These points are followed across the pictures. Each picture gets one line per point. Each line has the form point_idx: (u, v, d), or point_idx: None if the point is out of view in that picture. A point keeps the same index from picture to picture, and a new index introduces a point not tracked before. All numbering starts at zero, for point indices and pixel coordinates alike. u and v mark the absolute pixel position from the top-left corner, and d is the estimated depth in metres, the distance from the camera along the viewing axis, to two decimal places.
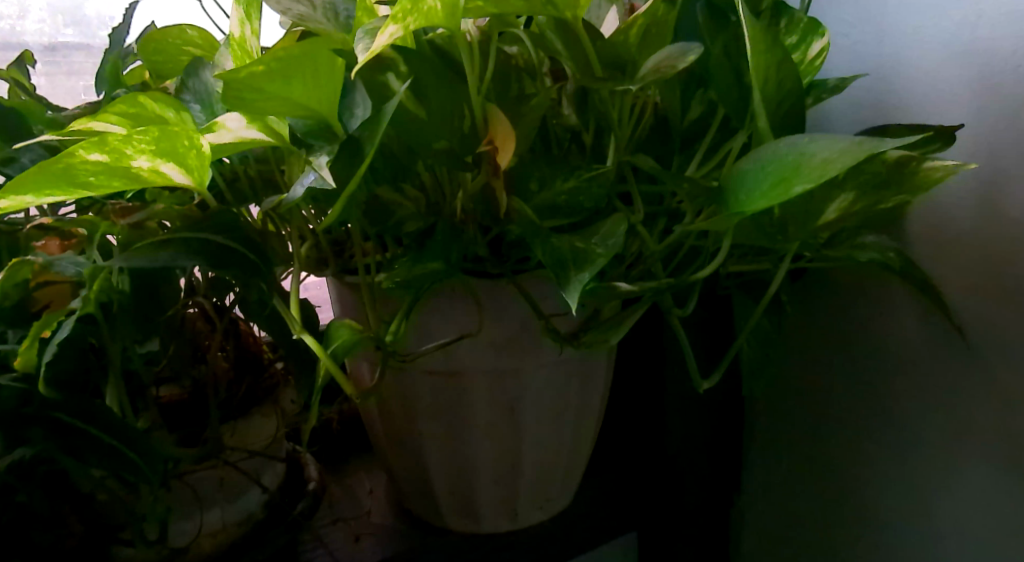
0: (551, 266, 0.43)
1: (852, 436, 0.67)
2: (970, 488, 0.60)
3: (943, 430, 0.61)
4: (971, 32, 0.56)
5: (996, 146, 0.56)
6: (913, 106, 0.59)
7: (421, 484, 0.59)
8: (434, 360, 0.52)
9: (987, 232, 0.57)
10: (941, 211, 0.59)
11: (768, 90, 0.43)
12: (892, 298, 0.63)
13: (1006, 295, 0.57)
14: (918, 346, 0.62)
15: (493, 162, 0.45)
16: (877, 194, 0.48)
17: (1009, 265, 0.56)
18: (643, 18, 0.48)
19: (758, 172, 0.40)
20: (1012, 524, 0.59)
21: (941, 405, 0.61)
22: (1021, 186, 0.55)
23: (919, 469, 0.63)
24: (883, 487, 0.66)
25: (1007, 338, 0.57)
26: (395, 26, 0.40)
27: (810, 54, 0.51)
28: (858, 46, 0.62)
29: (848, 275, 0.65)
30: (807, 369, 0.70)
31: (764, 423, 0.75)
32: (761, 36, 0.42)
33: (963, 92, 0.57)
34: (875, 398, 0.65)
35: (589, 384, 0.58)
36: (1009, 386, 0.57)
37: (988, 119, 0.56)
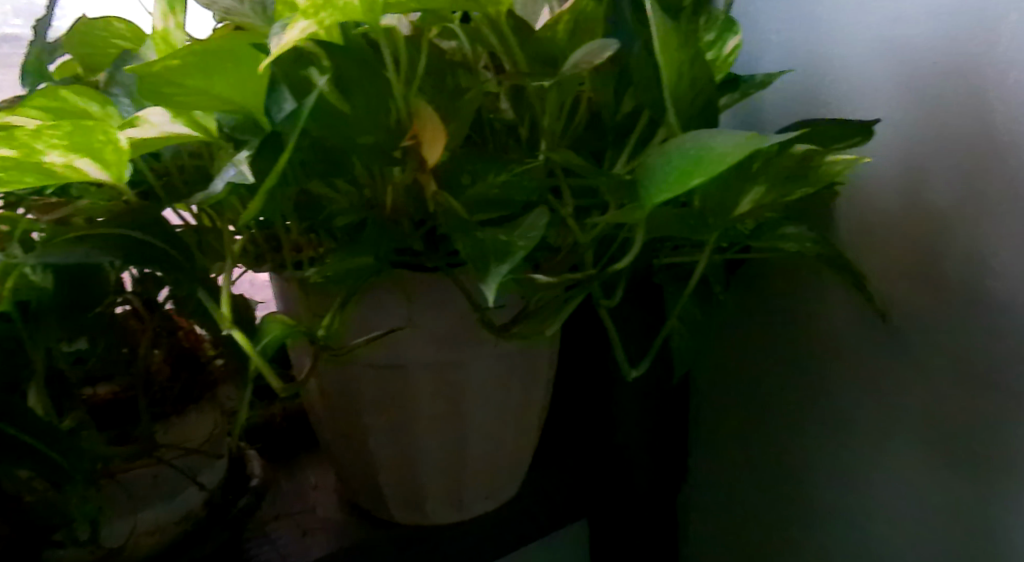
0: (472, 257, 0.43)
1: (791, 419, 0.69)
2: (904, 475, 0.62)
3: (876, 420, 0.63)
4: (891, 27, 0.57)
5: (914, 138, 0.57)
6: (839, 100, 0.61)
7: (368, 477, 0.60)
8: (375, 354, 0.53)
9: (911, 221, 0.58)
10: (866, 200, 0.61)
11: (678, 84, 0.43)
12: (823, 286, 0.64)
13: (928, 282, 0.58)
14: (846, 332, 0.64)
15: (420, 156, 0.43)
16: (787, 186, 0.49)
17: (931, 255, 0.58)
18: (569, 14, 0.49)
19: (664, 166, 0.41)
20: (947, 509, 0.60)
21: (872, 389, 0.63)
22: (938, 175, 0.57)
23: (852, 452, 0.65)
24: (826, 475, 0.67)
25: (928, 323, 0.59)
26: (306, 21, 0.40)
27: (724, 50, 0.52)
28: (788, 41, 0.64)
29: (784, 268, 0.67)
30: (741, 356, 0.72)
31: (709, 411, 0.76)
32: (668, 31, 0.42)
33: (887, 88, 0.58)
34: (811, 387, 0.67)
35: (530, 375, 0.58)
36: (930, 368, 0.59)
37: (904, 112, 0.57)
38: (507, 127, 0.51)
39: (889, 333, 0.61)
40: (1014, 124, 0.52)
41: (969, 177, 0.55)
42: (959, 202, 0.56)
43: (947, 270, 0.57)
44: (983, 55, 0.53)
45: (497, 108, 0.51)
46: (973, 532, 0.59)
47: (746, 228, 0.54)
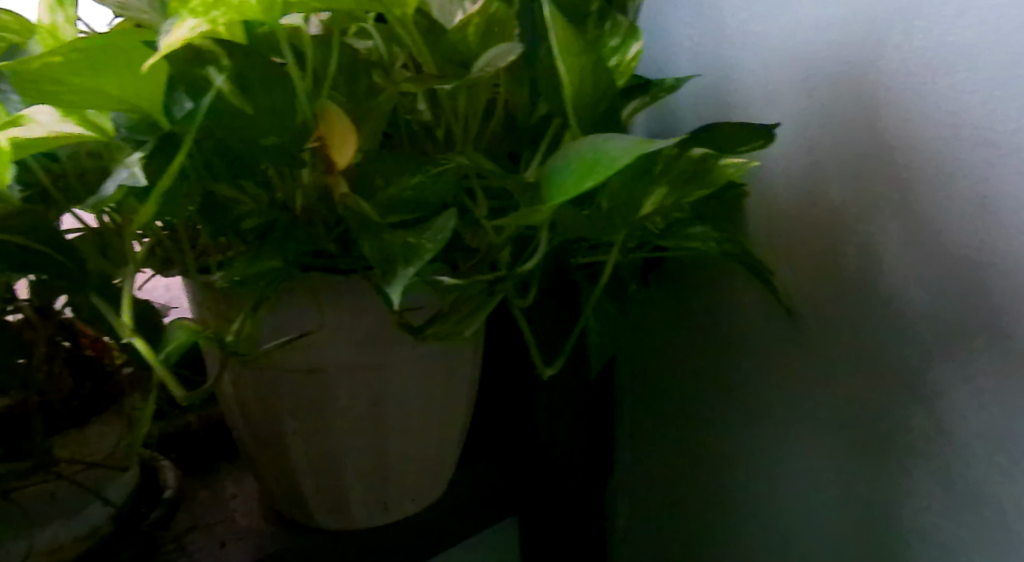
0: (378, 262, 0.43)
1: (709, 410, 0.71)
2: (815, 467, 0.65)
3: (788, 414, 0.65)
4: (793, 33, 0.59)
5: (812, 139, 0.59)
6: (747, 103, 0.62)
7: (288, 483, 0.59)
8: (292, 357, 0.52)
9: (811, 220, 0.60)
10: (771, 198, 0.62)
11: (580, 90, 0.44)
12: (734, 282, 0.66)
13: (829, 277, 0.60)
14: (756, 327, 0.66)
15: (328, 158, 0.44)
16: (686, 188, 0.50)
17: (832, 254, 0.60)
18: (477, 17, 0.48)
19: (564, 169, 0.42)
20: (853, 499, 0.63)
21: (781, 381, 0.65)
22: (835, 175, 0.58)
23: (765, 440, 0.68)
24: (747, 468, 0.70)
25: (831, 318, 0.61)
26: (196, 19, 0.39)
27: (628, 55, 0.52)
28: (699, 47, 0.65)
29: (703, 267, 0.69)
30: (660, 349, 0.74)
31: (642, 412, 0.78)
32: (569, 36, 0.43)
33: (789, 93, 0.60)
34: (727, 381, 0.69)
35: (453, 375, 0.58)
36: (833, 360, 0.61)
37: (803, 115, 0.59)
38: (425, 127, 0.51)
39: (796, 329, 0.63)
40: (906, 125, 0.54)
41: (861, 175, 0.57)
42: (856, 202, 0.57)
43: (843, 266, 0.59)
44: (877, 62, 0.55)
45: (414, 109, 0.50)
46: (876, 520, 0.61)
47: (654, 226, 0.55)
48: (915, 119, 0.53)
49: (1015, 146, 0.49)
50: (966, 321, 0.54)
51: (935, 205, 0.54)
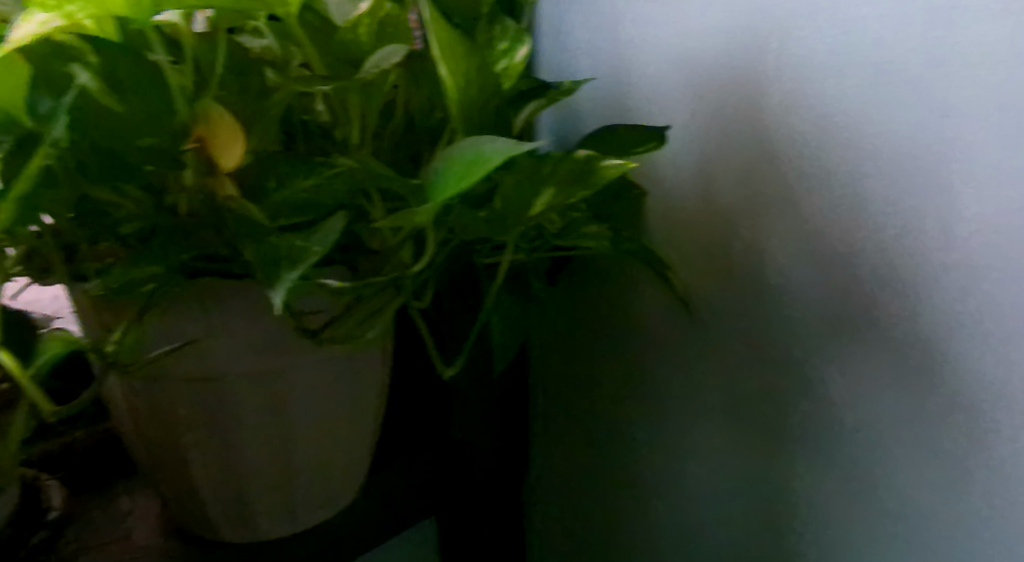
0: (262, 266, 0.43)
1: (615, 397, 0.76)
2: (714, 449, 0.69)
3: (689, 400, 0.69)
4: (685, 41, 0.62)
5: (700, 143, 0.63)
6: (641, 106, 0.66)
7: (189, 496, 0.57)
8: (186, 365, 0.50)
9: (703, 218, 0.64)
10: (666, 197, 0.66)
11: (461, 90, 0.44)
12: (634, 278, 0.71)
13: (721, 272, 0.64)
14: (660, 318, 0.70)
15: (208, 160, 0.43)
16: (573, 189, 0.47)
17: (723, 249, 0.63)
18: (367, 17, 0.47)
19: (444, 173, 0.41)
20: (749, 478, 0.67)
21: (681, 370, 0.69)
22: (723, 176, 0.62)
23: (667, 426, 0.72)
24: (654, 454, 0.74)
25: (722, 311, 0.65)
26: (48, 14, 0.39)
27: (516, 59, 0.51)
28: (597, 51, 0.69)
29: (609, 267, 0.73)
30: (572, 340, 0.79)
31: (561, 399, 0.82)
32: (452, 34, 0.43)
33: (680, 98, 0.63)
34: (632, 370, 0.74)
35: (359, 379, 0.57)
36: (726, 350, 0.65)
37: (690, 119, 0.63)
38: (323, 129, 0.50)
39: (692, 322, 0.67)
40: (783, 128, 0.58)
41: (747, 177, 0.60)
42: (744, 200, 0.61)
43: (733, 261, 0.63)
44: (757, 67, 0.58)
45: (312, 109, 0.50)
46: (770, 497, 0.66)
47: (550, 226, 0.54)
48: (791, 122, 0.57)
49: (877, 147, 0.53)
50: (841, 309, 0.58)
51: (810, 202, 0.57)
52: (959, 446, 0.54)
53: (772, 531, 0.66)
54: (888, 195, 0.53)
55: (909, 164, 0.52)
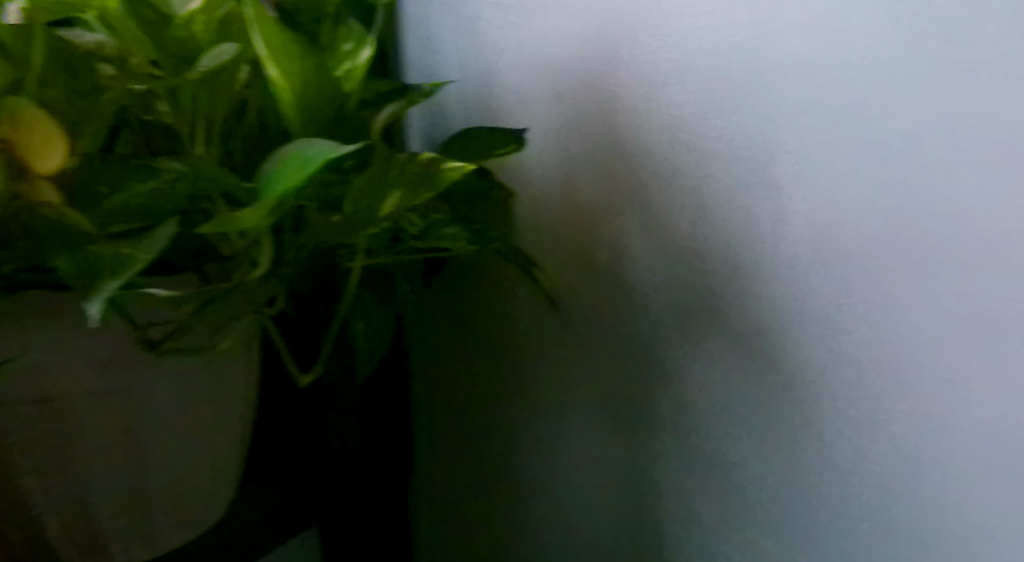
0: (78, 274, 0.40)
1: (495, 391, 0.79)
2: (586, 437, 0.73)
3: (561, 390, 0.73)
4: (541, 53, 0.67)
5: (562, 146, 0.68)
6: (505, 110, 0.71)
7: (29, 535, 0.51)
8: (18, 385, 0.46)
9: (568, 218, 0.69)
10: (535, 200, 0.71)
11: (295, 91, 0.45)
12: (510, 279, 0.75)
13: (585, 267, 0.69)
14: (532, 316, 0.74)
15: (17, 162, 0.39)
16: (418, 194, 0.47)
17: (585, 248, 0.69)
18: (202, 14, 0.45)
19: (272, 174, 0.40)
20: (614, 467, 0.71)
21: (551, 362, 0.74)
22: (583, 179, 0.67)
23: (542, 421, 0.76)
24: (534, 444, 0.77)
25: (588, 306, 0.69)
26: None
27: (360, 60, 0.50)
28: (464, 54, 0.73)
29: (486, 267, 0.76)
30: (453, 335, 0.82)
31: (444, 395, 0.85)
32: (285, 35, 0.44)
33: (541, 103, 0.68)
34: (507, 366, 0.77)
35: (222, 398, 0.53)
36: (592, 345, 0.70)
37: (553, 121, 0.68)
38: (166, 128, 0.46)
39: (563, 315, 0.72)
40: (635, 133, 0.62)
41: (606, 179, 0.65)
42: (606, 199, 0.66)
43: (595, 258, 0.68)
44: (612, 75, 0.62)
45: (154, 109, 0.45)
46: (635, 487, 0.70)
47: (410, 226, 0.53)
48: (641, 127, 0.61)
49: (713, 152, 0.57)
50: (692, 303, 0.62)
51: (662, 203, 0.62)
52: (799, 436, 0.57)
53: (639, 517, 0.70)
54: (730, 195, 0.57)
55: (744, 167, 0.56)
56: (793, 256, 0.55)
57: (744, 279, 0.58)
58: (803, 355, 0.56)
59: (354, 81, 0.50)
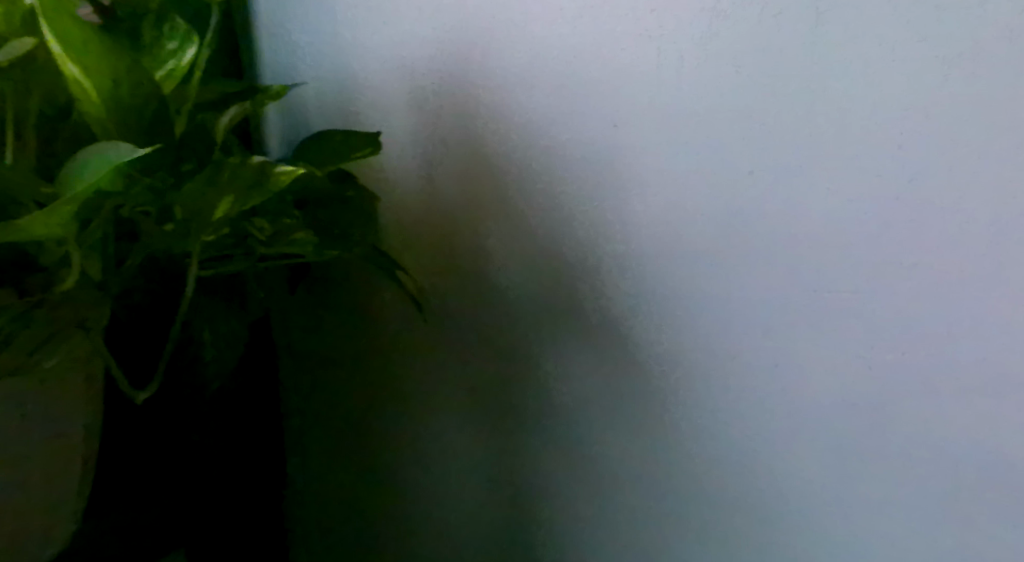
0: None
1: (371, 398, 0.80)
2: (455, 436, 0.76)
3: (431, 390, 0.77)
4: (399, 57, 0.67)
5: (425, 150, 0.69)
6: (365, 113, 0.71)
7: None
8: None
9: (432, 219, 0.71)
10: (398, 203, 0.72)
11: (106, 88, 0.45)
12: (377, 286, 0.75)
13: (451, 266, 0.72)
14: (402, 322, 0.76)
15: None
16: (249, 197, 0.48)
17: (451, 249, 0.71)
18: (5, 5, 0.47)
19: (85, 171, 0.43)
20: (491, 456, 0.76)
21: (422, 363, 0.76)
22: (446, 181, 0.69)
23: (419, 422, 0.78)
24: (405, 448, 0.79)
25: (456, 306, 0.73)
26: None
27: (184, 60, 0.50)
28: (320, 55, 0.71)
29: (347, 277, 0.77)
30: (318, 345, 0.81)
31: (314, 407, 0.83)
32: (90, 33, 0.45)
33: (401, 107, 0.69)
34: (381, 372, 0.78)
35: (54, 424, 0.49)
36: (465, 344, 0.73)
37: (414, 125, 0.69)
38: None
39: (424, 320, 0.74)
40: (492, 137, 0.66)
41: (468, 181, 0.69)
42: (469, 203, 0.69)
43: (461, 256, 0.71)
44: (468, 80, 0.65)
45: None
46: (510, 470, 0.75)
47: (261, 232, 0.52)
48: (496, 133, 0.66)
49: (569, 154, 0.64)
50: (554, 297, 0.68)
51: (520, 205, 0.67)
52: (654, 404, 0.66)
53: (512, 495, 0.76)
54: (582, 198, 0.64)
55: (594, 171, 0.63)
56: (642, 250, 0.63)
57: (597, 272, 0.65)
58: (654, 334, 0.65)
59: (183, 122, 0.49)
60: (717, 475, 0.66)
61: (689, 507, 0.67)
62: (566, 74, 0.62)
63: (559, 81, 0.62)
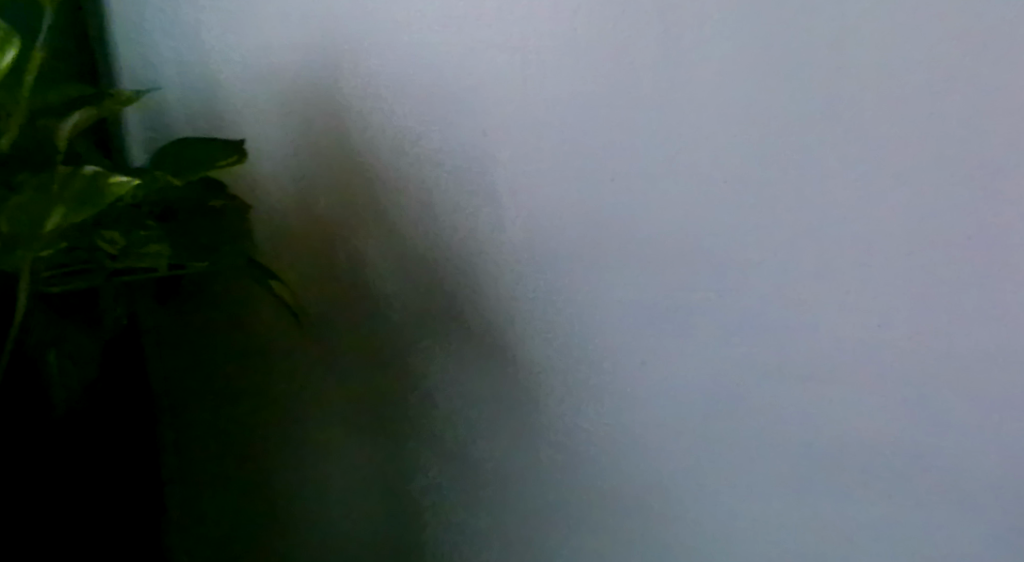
0: None
1: (260, 413, 0.78)
2: (341, 444, 0.76)
3: (318, 401, 0.76)
4: (267, 62, 0.66)
5: (298, 157, 0.68)
6: (233, 120, 0.68)
7: None
8: None
9: (308, 227, 0.70)
10: (272, 213, 0.70)
11: None
12: (255, 299, 0.73)
13: (330, 275, 0.71)
14: (283, 335, 0.74)
15: None
16: (82, 212, 0.44)
17: (330, 258, 0.70)
18: None
19: None
20: (382, 463, 0.76)
21: (306, 376, 0.75)
22: (321, 188, 0.68)
23: (308, 434, 0.77)
24: (284, 461, 0.78)
25: (338, 315, 0.72)
26: None
27: None
28: (183, 61, 0.67)
29: (225, 291, 0.74)
30: (197, 363, 0.77)
31: (196, 427, 0.80)
32: None
33: (270, 113, 0.67)
34: (269, 386, 0.76)
35: None
36: (350, 353, 0.73)
37: (286, 132, 0.68)
38: None
39: (303, 332, 0.73)
40: (366, 146, 0.66)
41: (344, 188, 0.68)
42: (340, 211, 0.69)
43: (339, 265, 0.70)
44: (335, 87, 0.65)
45: None
46: (402, 475, 0.76)
47: (109, 246, 0.49)
48: (367, 141, 0.66)
49: (443, 158, 0.64)
50: (431, 302, 0.69)
51: (393, 214, 0.67)
52: (531, 401, 0.69)
53: (406, 500, 0.77)
54: (455, 205, 0.65)
55: (465, 177, 0.64)
56: (514, 253, 0.65)
57: (471, 277, 0.67)
58: (529, 334, 0.67)
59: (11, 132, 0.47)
60: (598, 466, 0.70)
61: (570, 492, 0.71)
62: (434, 82, 0.63)
63: (425, 90, 0.63)
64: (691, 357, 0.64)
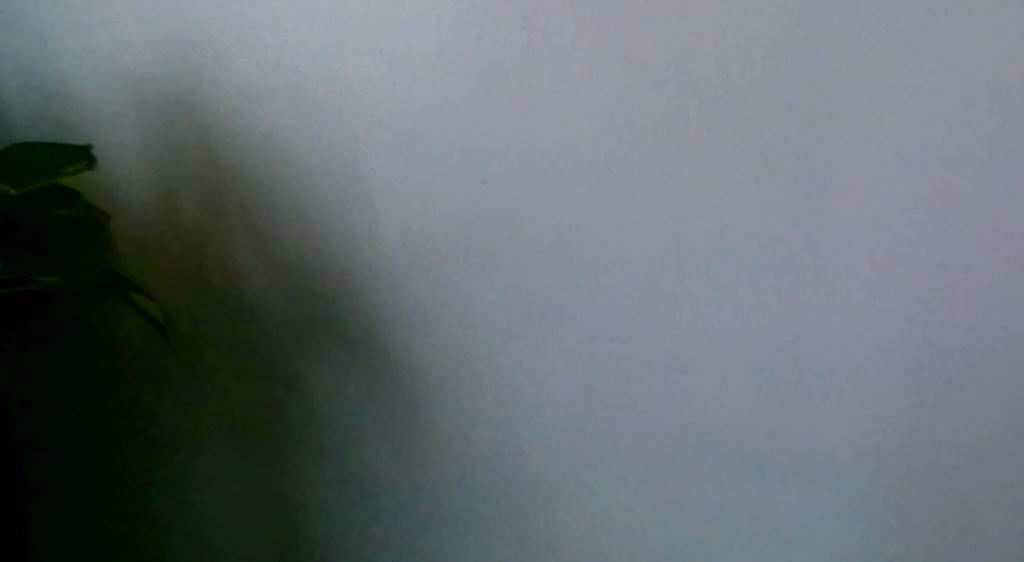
0: None
1: (134, 443, 0.71)
2: (228, 462, 0.72)
3: (200, 419, 0.71)
4: (120, 62, 0.61)
5: (161, 163, 0.64)
6: (84, 124, 0.63)
7: None
8: None
9: (174, 238, 0.66)
10: (135, 224, 0.66)
11: None
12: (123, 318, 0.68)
13: (202, 285, 0.67)
14: (156, 354, 0.69)
15: None
16: None
17: (201, 268, 0.67)
18: None
19: None
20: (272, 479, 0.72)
21: (183, 395, 0.70)
22: (188, 194, 0.64)
23: (189, 458, 0.72)
24: (160, 495, 0.73)
25: (215, 326, 0.68)
26: None
27: None
28: (24, 60, 0.61)
29: (87, 313, 0.67)
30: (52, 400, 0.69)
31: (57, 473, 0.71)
32: None
33: (127, 117, 0.63)
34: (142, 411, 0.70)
35: None
36: (232, 366, 0.69)
37: (145, 136, 0.63)
38: None
39: (175, 353, 0.69)
40: (236, 148, 0.63)
41: (212, 193, 0.64)
42: (211, 219, 0.65)
43: (211, 275, 0.67)
44: (201, 92, 0.62)
45: None
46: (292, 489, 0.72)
47: None
48: (238, 145, 0.63)
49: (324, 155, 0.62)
50: (312, 307, 0.67)
51: (266, 223, 0.64)
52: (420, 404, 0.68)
53: (300, 516, 0.73)
54: (335, 208, 0.64)
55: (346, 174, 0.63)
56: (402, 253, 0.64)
57: (355, 290, 0.66)
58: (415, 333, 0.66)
59: None
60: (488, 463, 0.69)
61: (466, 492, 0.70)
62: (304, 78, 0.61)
63: (293, 90, 0.61)
64: (571, 356, 0.67)
